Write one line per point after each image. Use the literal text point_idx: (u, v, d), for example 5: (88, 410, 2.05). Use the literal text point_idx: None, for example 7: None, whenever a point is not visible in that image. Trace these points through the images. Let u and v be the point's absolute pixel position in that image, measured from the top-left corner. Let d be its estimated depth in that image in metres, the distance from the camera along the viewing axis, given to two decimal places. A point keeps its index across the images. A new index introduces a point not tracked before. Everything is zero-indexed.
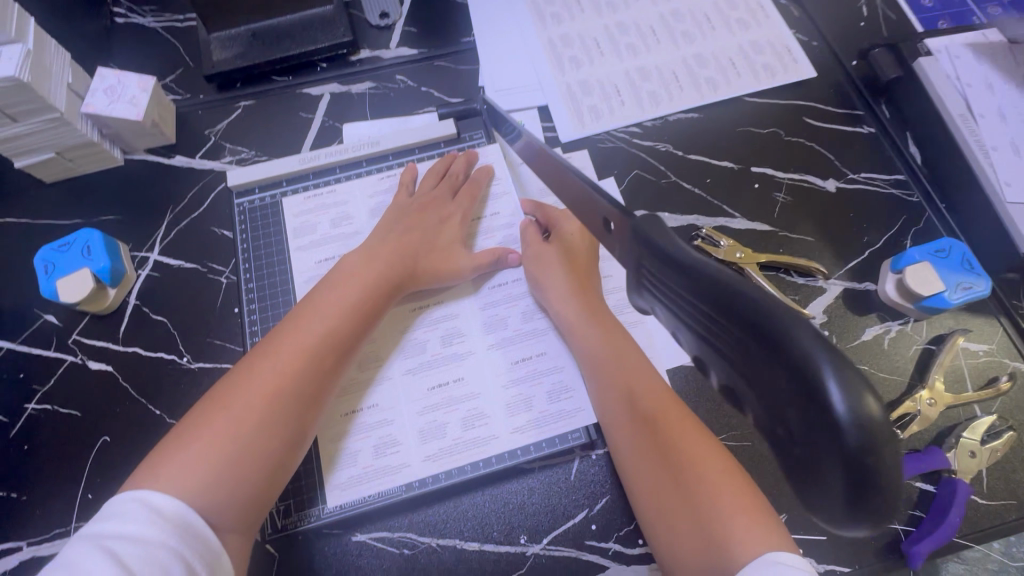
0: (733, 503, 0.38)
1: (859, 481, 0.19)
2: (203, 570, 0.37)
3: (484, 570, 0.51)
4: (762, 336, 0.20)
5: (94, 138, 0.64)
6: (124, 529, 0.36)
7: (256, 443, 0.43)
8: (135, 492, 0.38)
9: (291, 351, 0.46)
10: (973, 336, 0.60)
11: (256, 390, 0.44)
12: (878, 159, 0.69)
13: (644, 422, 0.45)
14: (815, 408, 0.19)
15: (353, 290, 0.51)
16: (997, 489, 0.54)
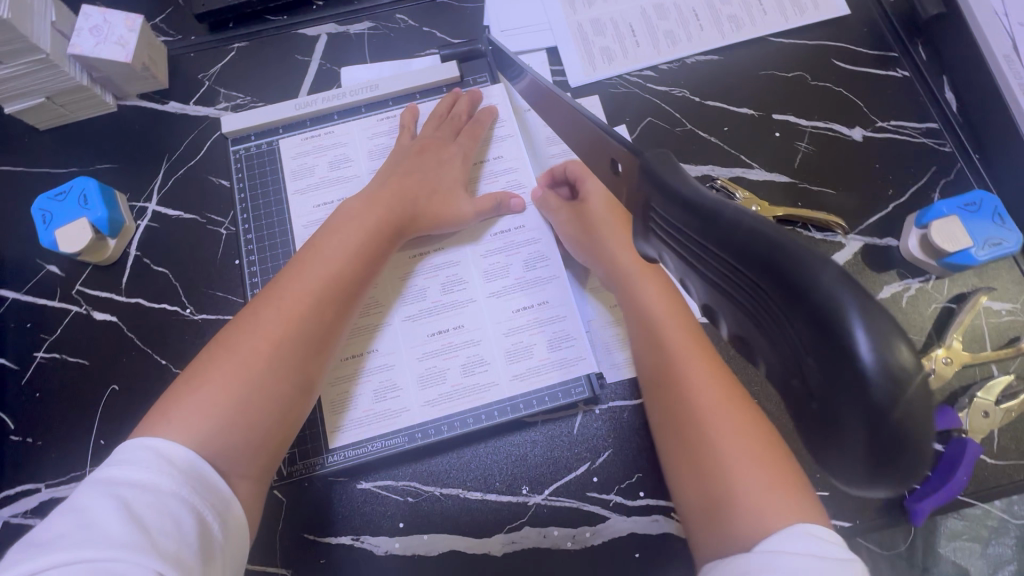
0: (761, 481, 0.36)
1: (881, 437, 0.17)
2: (214, 519, 0.37)
3: (486, 518, 0.52)
4: (785, 280, 0.18)
5: (84, 81, 0.62)
6: (135, 477, 0.35)
7: (264, 386, 0.42)
8: (144, 439, 0.38)
9: (293, 298, 0.45)
10: (997, 294, 0.57)
11: (260, 334, 0.43)
12: (911, 105, 0.64)
13: (678, 391, 0.42)
14: (835, 352, 0.17)
15: (355, 235, 0.49)
16: (1008, 449, 0.53)
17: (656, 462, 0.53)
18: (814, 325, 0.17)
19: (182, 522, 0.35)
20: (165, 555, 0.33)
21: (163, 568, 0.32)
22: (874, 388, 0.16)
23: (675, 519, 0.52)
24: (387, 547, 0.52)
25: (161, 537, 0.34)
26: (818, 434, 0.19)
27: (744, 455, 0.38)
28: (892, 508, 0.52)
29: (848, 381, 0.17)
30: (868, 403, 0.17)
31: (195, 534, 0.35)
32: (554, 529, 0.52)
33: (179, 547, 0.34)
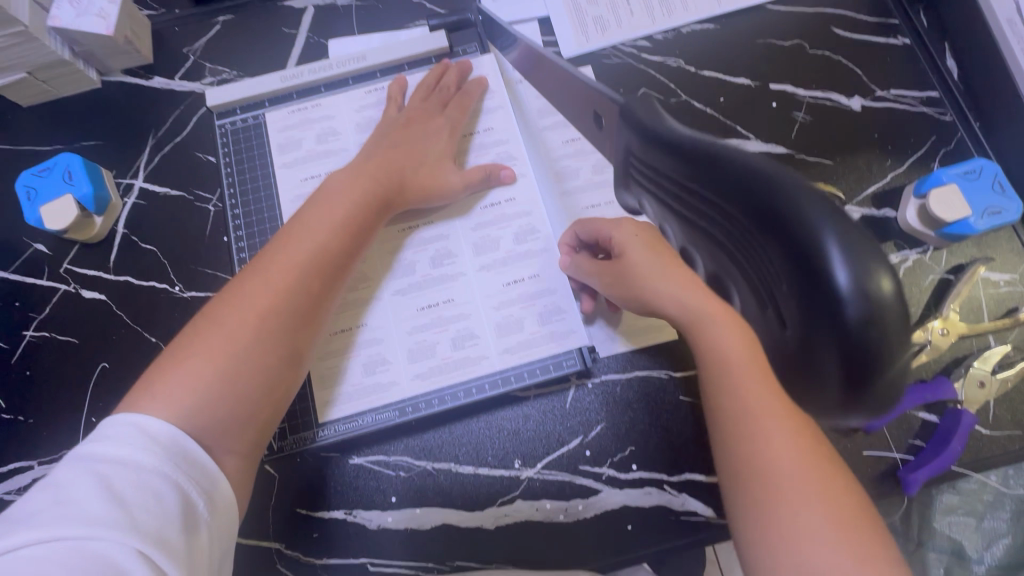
0: (843, 539, 0.31)
1: (857, 368, 0.17)
2: (198, 497, 0.37)
3: (479, 492, 0.52)
4: (766, 210, 0.17)
5: (66, 56, 0.60)
6: (117, 453, 0.35)
7: (250, 358, 0.42)
8: (127, 413, 0.38)
9: (279, 269, 0.45)
10: (995, 265, 0.56)
11: (246, 306, 0.43)
12: (911, 73, 0.63)
13: (755, 433, 0.34)
14: (811, 283, 0.17)
15: (341, 207, 0.48)
16: (1003, 419, 0.53)
17: (649, 435, 0.53)
18: (792, 253, 0.17)
19: (163, 499, 0.35)
20: (144, 532, 0.33)
21: (142, 545, 0.33)
22: (849, 316, 0.16)
23: (667, 491, 0.52)
24: (380, 521, 0.52)
25: (141, 514, 0.33)
26: (805, 377, 0.18)
27: (829, 508, 0.32)
28: (886, 478, 0.52)
29: (824, 312, 0.16)
30: (841, 333, 0.16)
31: (177, 511, 0.35)
32: (546, 502, 0.52)
33: (160, 524, 0.34)
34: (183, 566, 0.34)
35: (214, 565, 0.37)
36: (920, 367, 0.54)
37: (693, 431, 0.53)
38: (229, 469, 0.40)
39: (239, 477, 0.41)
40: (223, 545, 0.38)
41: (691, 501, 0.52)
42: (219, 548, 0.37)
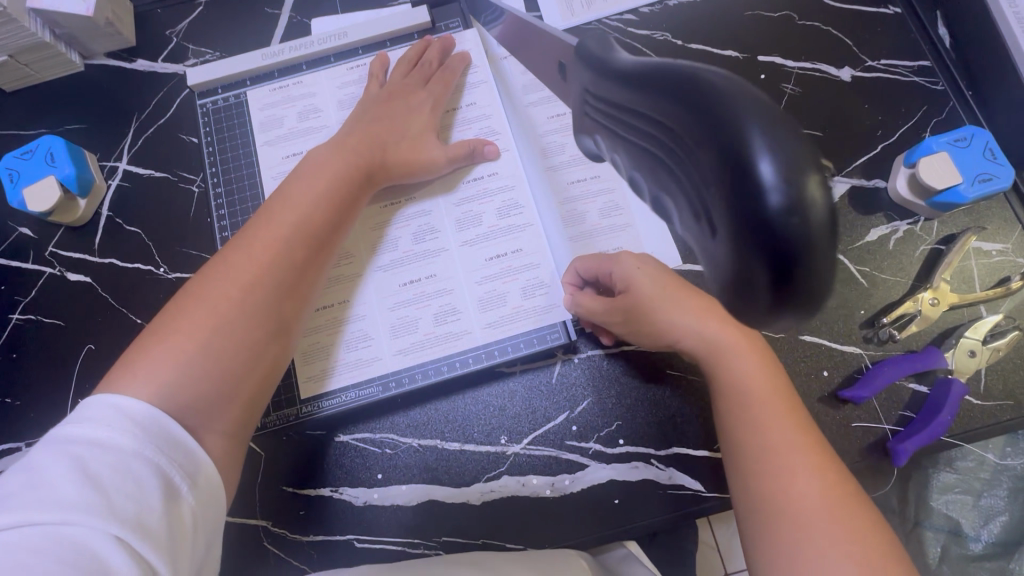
0: (849, 535, 0.34)
1: (784, 278, 0.15)
2: (183, 483, 0.34)
3: (465, 468, 0.52)
4: (691, 108, 0.15)
5: (47, 38, 0.60)
6: (95, 435, 0.33)
7: (235, 332, 0.40)
8: (104, 394, 0.35)
9: (263, 243, 0.43)
10: (987, 234, 0.56)
11: (229, 281, 0.41)
12: (902, 43, 0.62)
13: (762, 432, 0.39)
14: (730, 185, 0.14)
15: (323, 180, 0.47)
16: (994, 389, 0.52)
17: (635, 410, 0.53)
18: (707, 146, 0.15)
19: (145, 484, 0.32)
20: (124, 517, 0.30)
21: (122, 532, 0.30)
22: (771, 206, 0.14)
23: (654, 465, 0.51)
24: (365, 497, 0.52)
25: (120, 499, 0.31)
26: (732, 296, 0.16)
27: (837, 509, 0.35)
28: (875, 449, 0.52)
29: (744, 218, 0.14)
30: (763, 228, 0.14)
31: (160, 496, 0.32)
32: (533, 477, 0.52)
33: (141, 509, 0.31)
34: (165, 555, 0.31)
35: (200, 555, 0.34)
36: (910, 338, 0.53)
37: (680, 405, 0.52)
38: (214, 451, 0.38)
39: (225, 459, 0.39)
40: (209, 533, 0.35)
41: (679, 475, 0.51)
42: (205, 536, 0.35)
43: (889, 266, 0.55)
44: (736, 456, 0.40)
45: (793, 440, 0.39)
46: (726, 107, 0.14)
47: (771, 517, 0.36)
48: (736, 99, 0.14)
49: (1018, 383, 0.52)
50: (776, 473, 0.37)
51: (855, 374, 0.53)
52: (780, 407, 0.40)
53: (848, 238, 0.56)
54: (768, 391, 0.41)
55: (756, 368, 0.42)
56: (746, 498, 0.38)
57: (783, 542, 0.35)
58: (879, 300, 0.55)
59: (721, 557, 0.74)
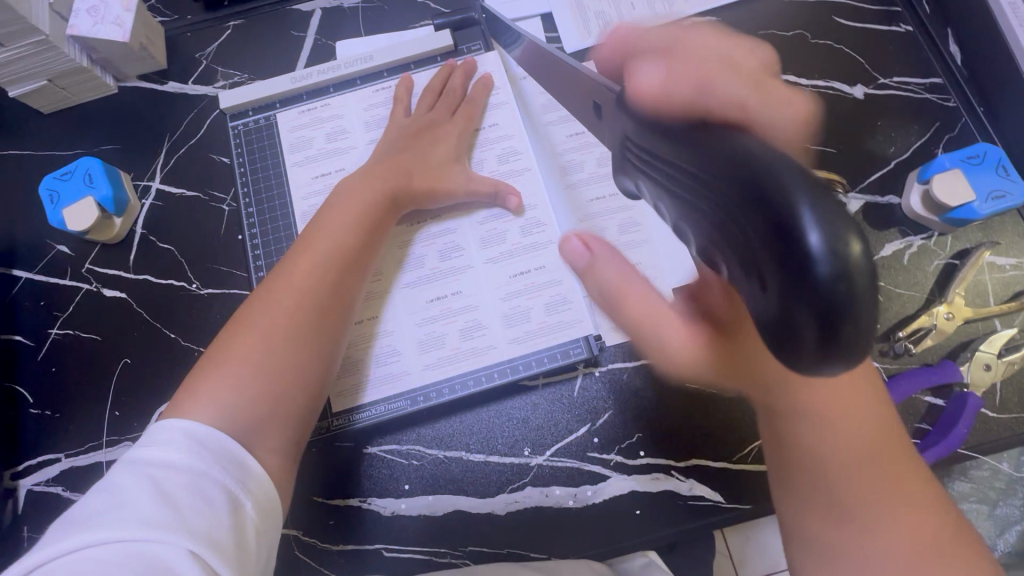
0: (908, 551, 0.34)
1: (827, 325, 0.19)
2: (246, 499, 0.37)
3: (491, 479, 0.53)
4: (755, 186, 0.20)
5: (83, 63, 0.62)
6: (167, 458, 0.36)
7: (285, 354, 0.43)
8: (175, 420, 0.38)
9: (304, 269, 0.47)
10: (1001, 249, 0.57)
11: (276, 308, 0.45)
12: (914, 60, 0.63)
13: None
14: (788, 253, 0.19)
15: (355, 207, 0.51)
16: (1010, 402, 0.53)
17: (655, 423, 0.54)
18: (766, 217, 0.19)
19: (214, 502, 0.35)
20: (197, 534, 0.33)
21: (195, 546, 0.33)
22: (819, 271, 0.18)
23: (675, 477, 0.53)
24: (393, 508, 0.53)
25: (193, 515, 0.34)
26: (777, 337, 0.21)
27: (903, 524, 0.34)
28: None
29: (797, 278, 0.19)
30: (809, 285, 0.19)
31: (228, 514, 0.35)
32: (556, 488, 0.53)
33: (212, 526, 0.34)
34: (233, 567, 0.34)
35: (261, 568, 0.37)
36: (926, 352, 0.55)
37: (700, 418, 0.54)
38: (270, 466, 0.41)
39: (280, 473, 0.42)
40: (270, 547, 0.38)
41: (699, 486, 0.53)
42: (266, 551, 0.37)
43: (903, 280, 0.56)
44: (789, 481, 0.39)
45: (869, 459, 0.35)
46: (772, 178, 0.19)
47: (834, 536, 0.34)
48: (789, 178, 0.19)
49: None
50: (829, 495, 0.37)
51: None
52: (869, 416, 0.35)
53: None
54: (858, 407, 0.34)
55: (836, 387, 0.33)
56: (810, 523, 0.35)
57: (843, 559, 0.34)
58: (894, 314, 0.56)
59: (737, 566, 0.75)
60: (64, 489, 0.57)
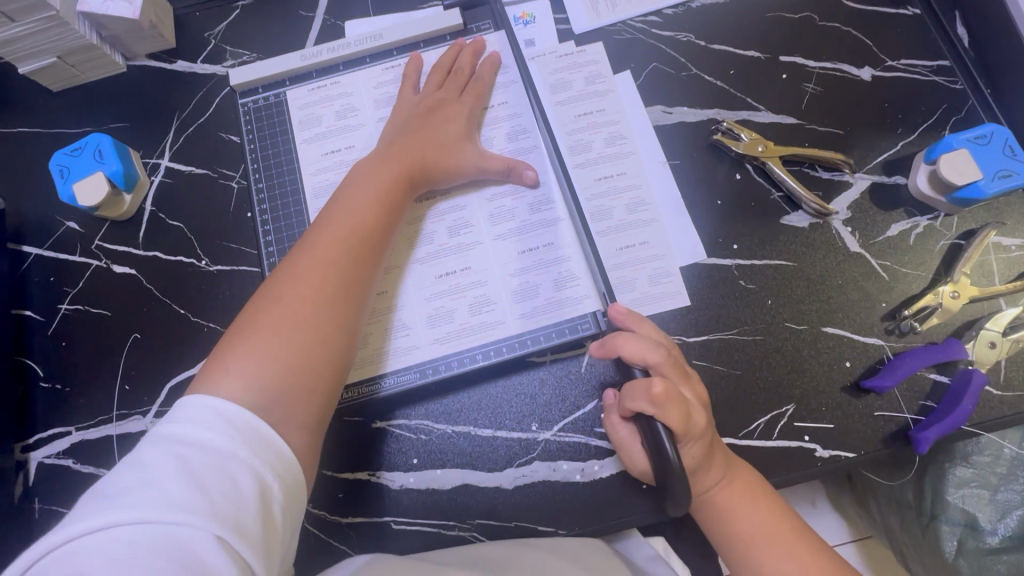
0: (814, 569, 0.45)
1: None
2: (273, 481, 0.37)
3: (499, 454, 0.54)
4: None
5: (94, 40, 0.62)
6: (196, 437, 0.35)
7: (312, 328, 0.44)
8: (201, 395, 0.38)
9: (327, 245, 0.47)
10: (1006, 229, 0.57)
11: (302, 281, 0.45)
12: (921, 43, 0.63)
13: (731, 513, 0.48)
14: None
15: (375, 185, 0.51)
16: (1014, 379, 0.53)
17: None
18: None
19: (241, 485, 0.35)
20: (223, 519, 0.33)
21: (221, 532, 0.33)
22: None
23: None
24: (401, 481, 0.54)
25: (220, 499, 0.33)
26: None
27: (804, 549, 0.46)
28: (897, 438, 0.53)
29: None
30: None
31: (254, 498, 0.35)
32: (564, 463, 0.54)
33: (238, 510, 0.34)
34: (258, 553, 0.34)
35: (283, 549, 0.37)
36: (931, 330, 0.55)
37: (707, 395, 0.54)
38: (294, 443, 0.40)
39: (304, 452, 0.41)
40: (292, 530, 0.38)
41: None
42: (291, 530, 0.38)
43: (909, 261, 0.57)
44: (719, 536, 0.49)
45: (788, 556, 0.45)
46: None
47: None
48: None
49: None
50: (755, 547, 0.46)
51: (877, 365, 0.54)
52: (756, 496, 0.48)
53: (871, 234, 0.58)
54: (762, 524, 0.47)
55: (746, 504, 0.48)
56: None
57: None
58: (900, 293, 0.56)
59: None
60: (74, 462, 0.57)
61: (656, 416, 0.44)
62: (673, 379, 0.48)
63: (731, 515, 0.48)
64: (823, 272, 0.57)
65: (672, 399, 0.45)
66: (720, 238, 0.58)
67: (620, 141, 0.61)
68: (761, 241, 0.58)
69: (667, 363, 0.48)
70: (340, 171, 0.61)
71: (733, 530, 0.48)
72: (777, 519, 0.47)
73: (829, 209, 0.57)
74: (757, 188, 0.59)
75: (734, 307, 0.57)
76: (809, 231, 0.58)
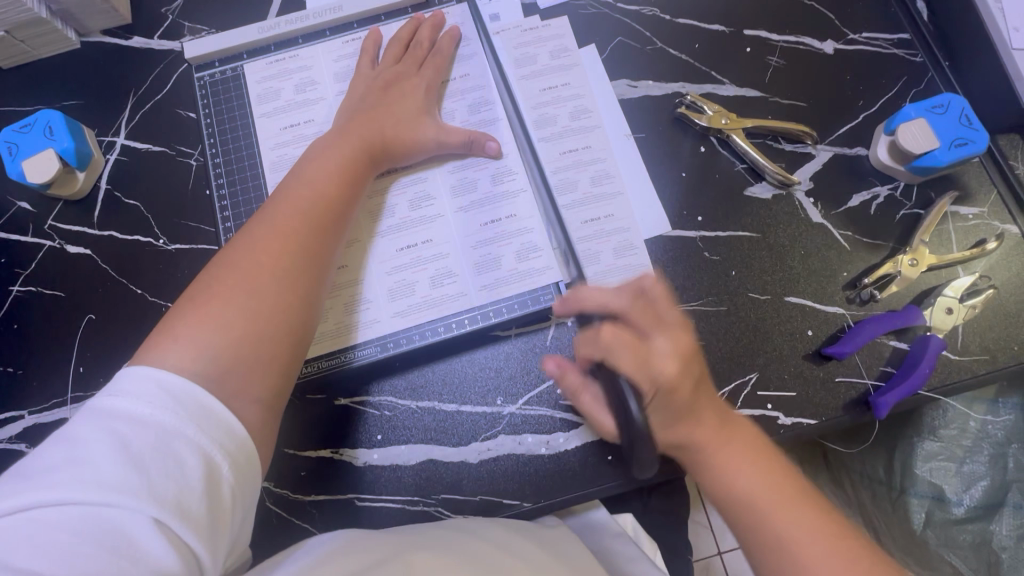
0: (823, 528, 0.43)
1: None
2: (223, 460, 0.35)
3: (465, 429, 0.53)
4: None
5: (43, 14, 0.60)
6: (136, 411, 0.34)
7: (267, 298, 0.42)
8: (145, 365, 0.36)
9: (287, 217, 0.46)
10: (963, 199, 0.58)
11: (259, 252, 0.44)
12: (882, 16, 0.64)
13: (730, 473, 0.46)
14: None
15: (336, 159, 0.51)
16: (970, 345, 0.54)
17: None
18: None
19: (186, 466, 0.33)
20: (163, 501, 0.32)
21: (160, 515, 0.31)
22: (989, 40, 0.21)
23: None
24: (365, 458, 0.53)
25: (160, 481, 0.32)
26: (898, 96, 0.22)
27: (808, 506, 0.44)
28: (858, 404, 0.54)
29: None
30: None
31: (200, 478, 0.33)
32: (528, 436, 0.53)
33: (180, 493, 0.33)
34: (203, 537, 0.33)
35: (237, 528, 0.36)
36: (890, 298, 0.56)
37: None
38: (250, 421, 0.39)
39: (260, 429, 0.40)
40: (247, 508, 0.37)
41: None
42: (245, 509, 0.36)
43: (869, 230, 0.57)
44: (721, 501, 0.46)
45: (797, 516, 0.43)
46: None
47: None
48: None
49: (992, 340, 0.54)
50: (759, 506, 0.44)
51: (838, 333, 0.55)
52: (749, 451, 0.47)
53: (832, 204, 0.58)
54: (762, 484, 0.45)
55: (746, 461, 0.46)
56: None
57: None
58: (861, 262, 0.57)
59: (716, 538, 0.82)
60: (27, 446, 0.55)
61: (613, 360, 0.44)
62: (642, 324, 0.47)
63: (728, 474, 0.46)
64: (785, 242, 0.57)
65: (626, 343, 0.45)
66: (685, 210, 0.58)
67: (585, 115, 0.60)
68: (724, 212, 0.58)
69: (635, 310, 0.48)
70: (300, 145, 0.60)
71: (735, 492, 0.45)
72: (777, 480, 0.45)
73: (791, 179, 0.57)
74: (721, 160, 0.59)
75: (698, 278, 0.57)
76: (772, 202, 0.58)
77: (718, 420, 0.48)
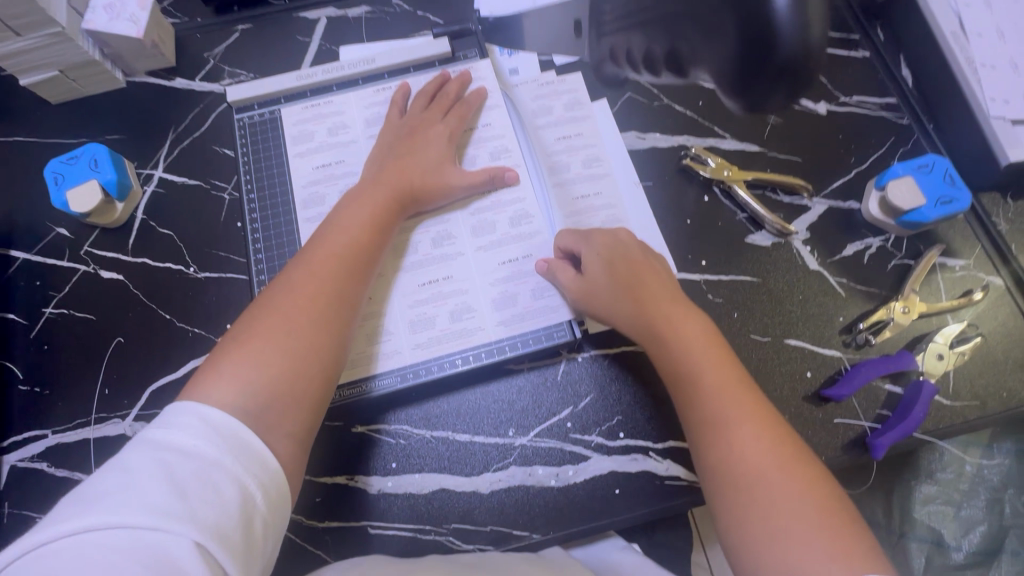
0: (822, 531, 0.39)
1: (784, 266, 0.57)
2: (257, 490, 0.37)
3: (478, 460, 0.55)
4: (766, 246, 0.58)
5: (96, 56, 0.64)
6: (181, 442, 0.36)
7: (304, 329, 0.45)
8: (192, 401, 0.39)
9: (322, 256, 0.50)
10: (950, 251, 0.62)
11: (297, 287, 0.47)
12: (871, 82, 0.69)
13: (729, 427, 0.44)
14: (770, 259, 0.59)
15: (366, 202, 0.54)
16: (962, 390, 0.57)
17: (635, 408, 0.57)
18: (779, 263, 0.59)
19: (225, 494, 0.35)
20: (204, 526, 0.33)
21: (201, 539, 0.33)
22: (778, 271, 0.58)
23: (652, 458, 0.55)
24: (378, 485, 0.54)
25: (202, 508, 0.34)
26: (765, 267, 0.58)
27: (817, 503, 0.40)
28: (856, 444, 0.56)
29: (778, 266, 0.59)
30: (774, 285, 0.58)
31: (237, 507, 0.35)
32: (539, 468, 0.55)
33: (220, 519, 0.34)
34: (237, 564, 0.34)
35: (265, 559, 0.37)
36: (884, 343, 0.59)
37: None
38: (282, 450, 0.41)
39: (291, 461, 0.42)
40: (274, 540, 0.38)
41: (675, 466, 0.55)
42: (273, 542, 0.38)
43: (863, 278, 0.61)
44: (687, 375, 0.47)
45: (757, 442, 0.43)
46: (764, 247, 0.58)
47: (748, 528, 0.41)
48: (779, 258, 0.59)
49: (982, 386, 0.57)
50: (746, 468, 0.42)
51: (835, 375, 0.58)
52: (764, 434, 0.43)
53: (827, 253, 0.62)
54: (767, 453, 0.42)
55: (714, 360, 0.47)
56: (717, 496, 0.43)
57: (755, 551, 0.40)
58: (856, 308, 0.60)
59: None
60: (48, 465, 0.57)
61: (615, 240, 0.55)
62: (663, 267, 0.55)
63: (691, 359, 0.47)
64: (785, 288, 0.61)
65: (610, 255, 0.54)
66: (689, 254, 0.62)
67: (597, 163, 0.65)
68: (727, 258, 0.62)
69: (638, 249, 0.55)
70: (330, 184, 0.64)
71: (701, 402, 0.46)
72: (752, 421, 0.44)
73: (789, 228, 0.61)
74: (724, 209, 0.63)
75: None
76: (772, 250, 0.62)
77: (737, 395, 0.45)
